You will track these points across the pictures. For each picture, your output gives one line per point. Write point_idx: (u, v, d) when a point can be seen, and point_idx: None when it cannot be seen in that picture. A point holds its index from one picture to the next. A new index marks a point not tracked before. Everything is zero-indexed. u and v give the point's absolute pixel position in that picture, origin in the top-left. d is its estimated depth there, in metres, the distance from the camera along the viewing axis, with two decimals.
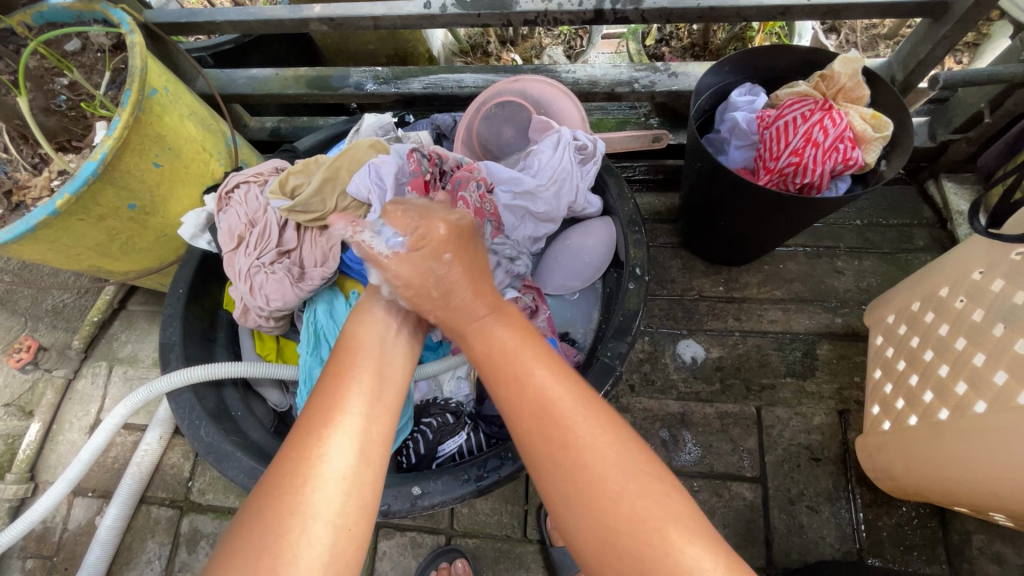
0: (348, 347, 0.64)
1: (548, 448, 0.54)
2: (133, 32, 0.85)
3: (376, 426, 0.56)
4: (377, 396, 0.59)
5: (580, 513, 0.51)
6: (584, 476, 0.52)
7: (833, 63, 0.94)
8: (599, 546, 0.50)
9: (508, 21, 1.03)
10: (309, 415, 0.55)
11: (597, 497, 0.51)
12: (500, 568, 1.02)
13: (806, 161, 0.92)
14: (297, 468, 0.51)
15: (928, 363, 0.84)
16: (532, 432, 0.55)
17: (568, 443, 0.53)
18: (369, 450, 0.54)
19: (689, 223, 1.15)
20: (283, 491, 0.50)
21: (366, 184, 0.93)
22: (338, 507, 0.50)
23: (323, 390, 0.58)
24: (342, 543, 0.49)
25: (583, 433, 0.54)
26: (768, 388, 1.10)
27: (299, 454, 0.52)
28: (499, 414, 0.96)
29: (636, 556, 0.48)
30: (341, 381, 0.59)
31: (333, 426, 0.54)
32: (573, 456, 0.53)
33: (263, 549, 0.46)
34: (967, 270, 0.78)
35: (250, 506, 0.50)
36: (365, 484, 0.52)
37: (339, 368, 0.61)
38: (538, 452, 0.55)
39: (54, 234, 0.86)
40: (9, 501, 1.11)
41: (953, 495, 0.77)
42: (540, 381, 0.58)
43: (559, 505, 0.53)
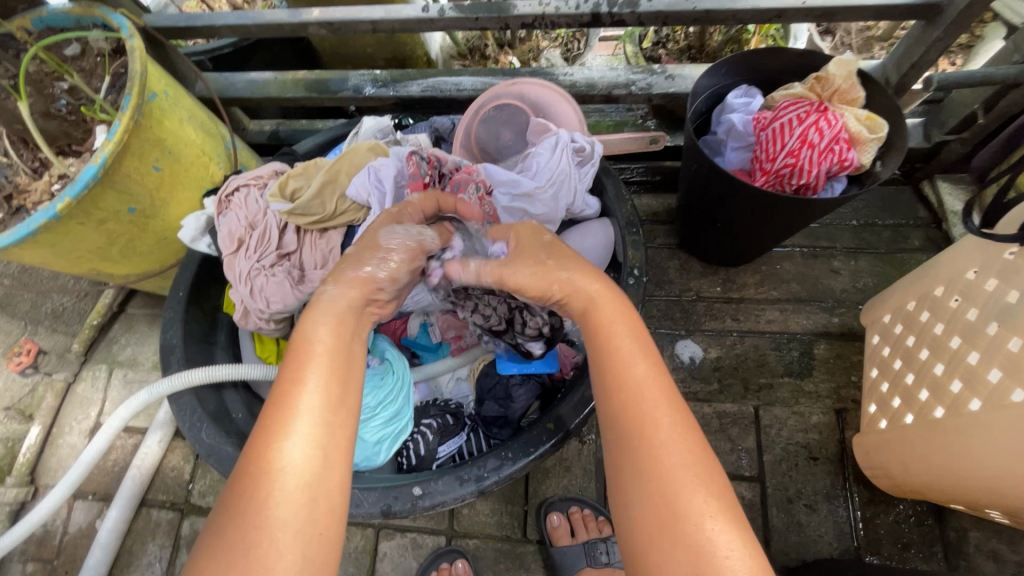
0: (297, 334, 0.59)
1: (624, 413, 0.55)
2: (133, 37, 0.85)
3: (335, 427, 0.53)
4: (337, 392, 0.56)
5: (637, 477, 0.52)
6: (650, 449, 0.52)
7: (827, 66, 0.95)
8: (648, 513, 0.50)
9: (506, 25, 1.04)
10: (264, 421, 0.53)
11: (659, 467, 0.51)
12: (501, 568, 1.02)
13: (802, 162, 0.92)
14: (256, 482, 0.50)
15: (923, 362, 0.85)
16: (608, 388, 0.57)
17: (642, 416, 0.54)
18: (329, 453, 0.52)
19: (686, 224, 1.16)
20: (245, 505, 0.49)
21: (366, 187, 0.95)
22: (304, 515, 0.49)
23: (277, 391, 0.55)
24: (315, 547, 0.49)
25: (657, 413, 0.54)
26: (766, 388, 1.11)
27: (259, 466, 0.50)
28: (499, 416, 0.97)
29: (673, 536, 0.48)
30: (293, 375, 0.55)
31: (288, 432, 0.52)
32: (646, 429, 0.53)
33: (229, 564, 0.46)
34: (961, 269, 0.79)
35: (218, 519, 0.50)
36: (328, 487, 0.51)
37: (291, 361, 0.56)
38: (614, 411, 0.56)
39: (54, 238, 0.86)
40: (10, 504, 1.11)
41: (950, 493, 0.78)
42: (633, 358, 0.58)
43: (617, 469, 0.54)
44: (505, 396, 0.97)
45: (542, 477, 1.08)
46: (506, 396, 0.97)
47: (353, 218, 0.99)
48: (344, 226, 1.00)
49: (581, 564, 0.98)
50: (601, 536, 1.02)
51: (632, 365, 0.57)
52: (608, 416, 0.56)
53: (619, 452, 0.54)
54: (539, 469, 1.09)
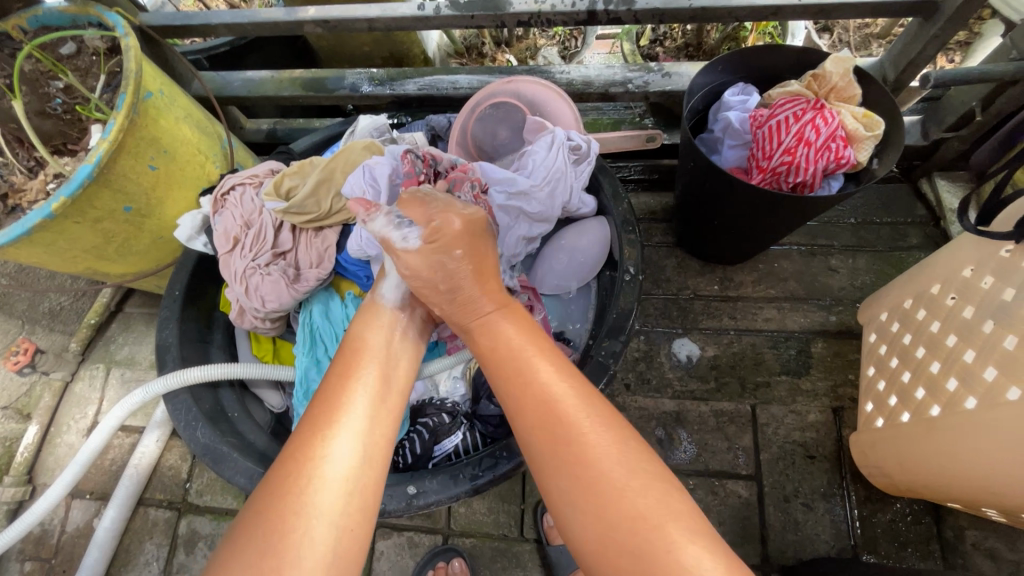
0: (354, 346, 0.67)
1: (546, 434, 0.58)
2: (128, 35, 0.85)
3: (379, 429, 0.58)
4: (382, 397, 0.61)
5: (579, 494, 0.55)
6: (585, 461, 0.55)
7: (824, 63, 0.94)
8: (603, 538, 0.53)
9: (502, 23, 1.03)
10: (313, 417, 0.58)
11: (592, 480, 0.54)
12: (497, 567, 1.02)
13: (798, 160, 0.92)
14: (299, 470, 0.53)
15: (919, 360, 0.85)
16: (534, 417, 0.59)
17: (567, 432, 0.57)
18: (372, 452, 0.57)
19: (683, 222, 1.15)
20: (286, 491, 0.52)
21: (360, 186, 0.94)
22: (341, 507, 0.53)
23: (329, 389, 0.60)
24: (345, 542, 0.52)
25: (584, 427, 0.57)
26: (763, 386, 1.10)
27: (304, 454, 0.54)
28: (494, 414, 0.97)
29: (636, 553, 0.51)
30: (347, 376, 0.62)
31: (336, 427, 0.57)
32: (576, 446, 0.56)
33: (267, 546, 0.49)
34: (957, 267, 0.79)
35: (252, 506, 0.53)
36: (366, 485, 0.55)
37: (344, 367, 0.63)
38: (536, 434, 0.59)
39: (50, 237, 0.86)
40: (7, 503, 1.11)
41: (946, 491, 0.78)
42: (547, 376, 0.62)
43: (559, 491, 0.56)
44: None
45: None
46: (501, 395, 0.98)
47: (348, 217, 0.99)
48: (338, 225, 1.01)
49: (577, 562, 0.98)
50: None
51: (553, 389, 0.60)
52: (530, 442, 0.59)
53: (565, 487, 0.56)
54: None
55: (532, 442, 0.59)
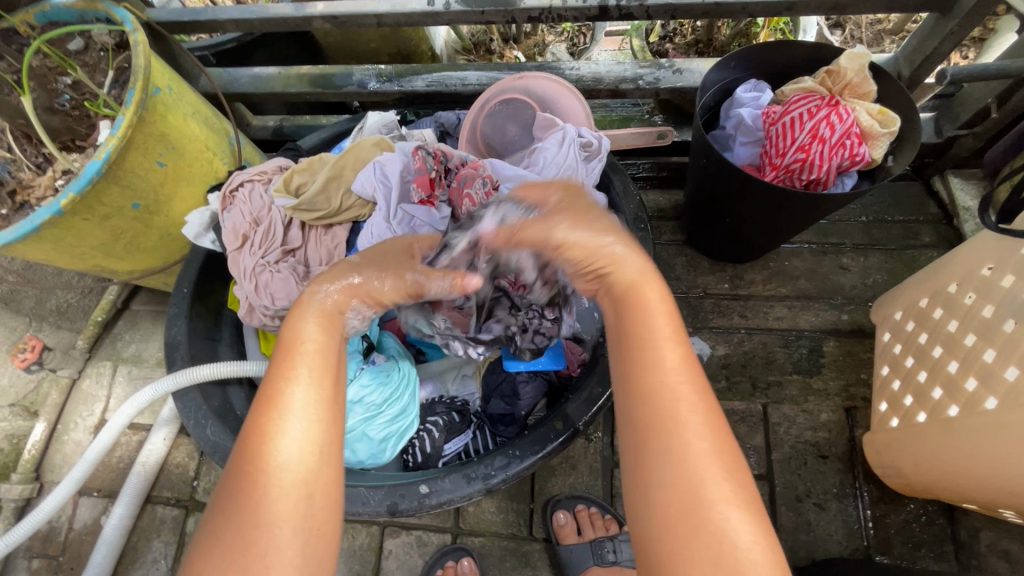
0: (291, 327, 0.56)
1: (652, 410, 0.49)
2: (137, 31, 0.85)
3: (331, 425, 0.51)
4: (330, 388, 0.53)
5: (667, 483, 0.46)
6: (675, 446, 0.47)
7: (839, 59, 0.93)
8: (673, 514, 0.46)
9: (512, 18, 1.02)
10: (252, 424, 0.50)
11: (685, 469, 0.46)
12: (507, 566, 1.02)
13: (813, 157, 0.91)
14: (251, 482, 0.48)
15: (936, 360, 0.84)
16: (638, 396, 0.50)
17: (672, 413, 0.48)
18: (327, 450, 0.50)
19: (693, 220, 1.15)
20: (242, 503, 0.47)
21: (371, 183, 0.94)
22: (302, 511, 0.48)
23: (263, 392, 0.51)
24: (314, 543, 0.48)
25: (688, 410, 0.48)
26: (775, 386, 1.09)
27: (253, 464, 0.48)
28: (505, 413, 0.96)
29: (704, 542, 0.44)
30: (283, 373, 0.52)
31: (280, 429, 0.49)
32: (671, 428, 0.48)
33: (230, 563, 0.45)
34: (975, 266, 0.78)
35: (206, 523, 0.48)
36: (326, 484, 0.50)
37: (282, 356, 0.54)
38: (641, 407, 0.50)
39: (58, 234, 0.85)
40: (15, 500, 1.11)
41: (964, 492, 0.77)
42: (665, 350, 0.52)
43: (642, 474, 0.48)
44: (511, 393, 0.96)
45: (548, 474, 1.07)
46: (512, 393, 0.96)
47: (357, 214, 0.98)
48: (349, 222, 0.99)
49: (589, 562, 0.98)
50: (608, 534, 1.01)
51: (662, 360, 0.51)
52: (631, 413, 0.50)
53: (649, 453, 0.48)
54: (545, 468, 1.08)
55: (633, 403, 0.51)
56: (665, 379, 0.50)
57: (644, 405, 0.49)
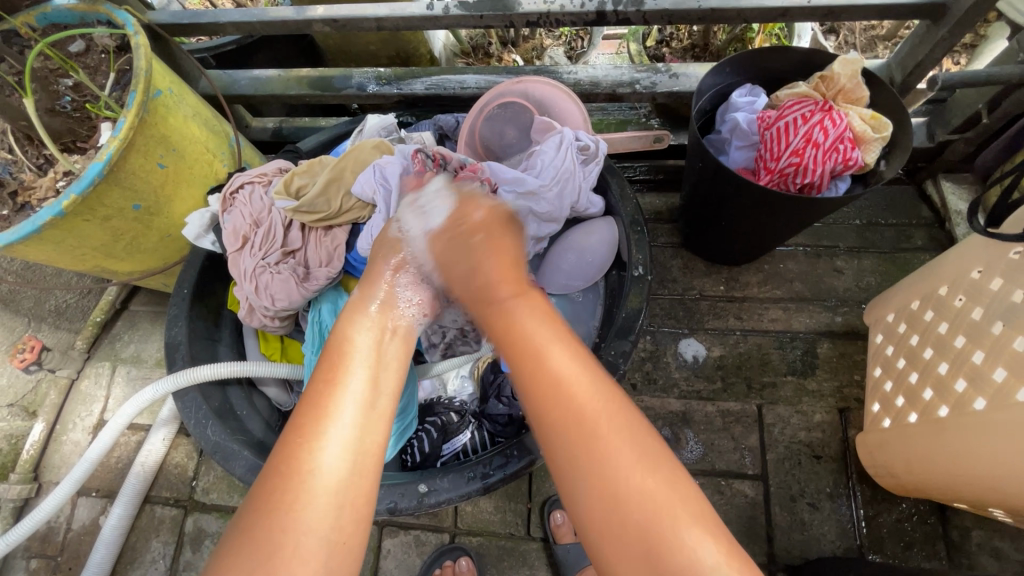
0: (341, 344, 0.63)
1: (564, 419, 0.57)
2: (139, 33, 0.85)
3: (370, 435, 0.56)
4: (372, 397, 0.58)
5: (591, 489, 0.54)
6: (595, 450, 0.55)
7: (832, 65, 0.95)
8: (608, 516, 0.53)
9: (510, 23, 1.04)
10: (298, 423, 0.55)
11: (607, 477, 0.54)
12: (504, 566, 1.03)
13: (806, 161, 0.92)
14: (286, 484, 0.51)
15: (927, 361, 0.85)
16: (554, 412, 0.58)
17: (589, 427, 0.56)
18: (362, 460, 0.54)
19: (690, 223, 1.16)
20: (277, 502, 0.50)
21: (371, 185, 0.95)
22: (332, 520, 0.51)
23: (313, 394, 0.57)
24: (338, 555, 0.50)
25: (599, 418, 0.57)
26: (769, 386, 1.11)
27: (292, 466, 0.52)
28: (503, 413, 0.98)
29: (642, 536, 0.51)
30: (333, 379, 0.59)
31: (322, 435, 0.54)
32: (589, 439, 0.56)
33: (255, 563, 0.47)
34: (965, 269, 0.80)
35: (239, 519, 0.51)
36: (358, 496, 0.53)
37: (329, 370, 0.60)
38: (554, 419, 0.58)
39: (59, 234, 0.86)
40: (13, 500, 1.11)
41: (954, 491, 0.78)
42: (562, 363, 0.61)
43: (571, 482, 0.56)
44: (508, 393, 0.99)
45: (546, 475, 1.08)
46: (509, 394, 1.00)
47: (358, 215, 0.99)
48: (349, 224, 1.00)
49: (584, 561, 0.98)
50: None
51: (569, 381, 0.59)
52: (549, 434, 0.58)
53: (569, 460, 0.56)
54: (542, 468, 1.09)
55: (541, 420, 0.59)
56: (571, 387, 0.59)
57: (559, 421, 0.57)
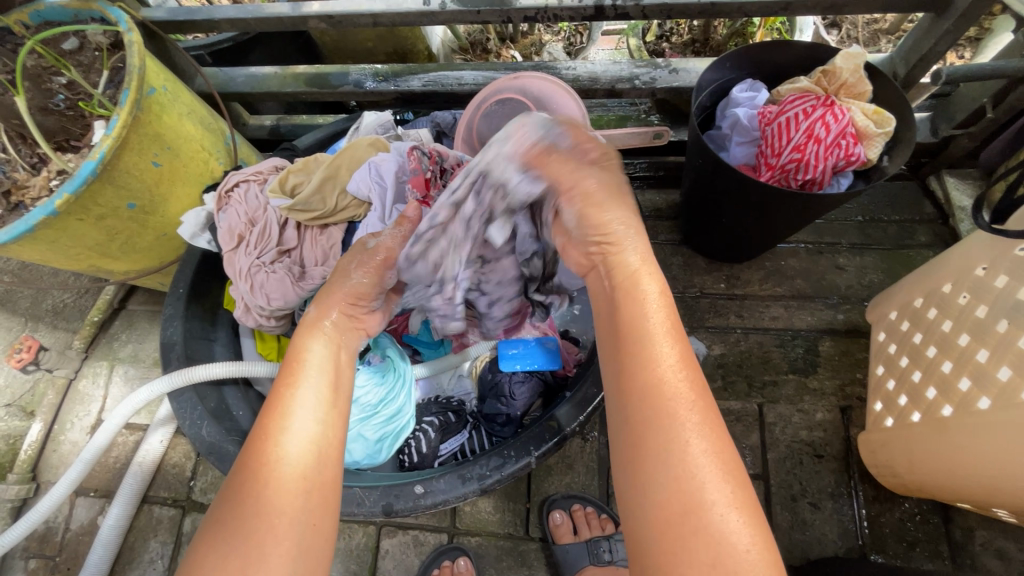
0: (297, 348, 0.61)
1: (649, 410, 0.50)
2: (131, 30, 0.84)
3: (331, 430, 0.55)
4: (334, 394, 0.58)
5: (659, 479, 0.47)
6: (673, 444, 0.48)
7: (834, 59, 0.93)
8: (667, 516, 0.46)
9: (508, 18, 1.02)
10: (261, 420, 0.55)
11: (678, 473, 0.47)
12: (503, 566, 1.02)
13: (808, 157, 0.91)
14: (251, 477, 0.51)
15: (931, 360, 0.84)
16: (637, 383, 0.51)
17: (670, 406, 0.49)
18: (327, 456, 0.54)
19: (690, 220, 1.15)
20: (242, 494, 0.50)
21: (367, 183, 0.94)
22: (302, 506, 0.51)
23: (272, 394, 0.56)
24: (310, 537, 0.50)
25: (686, 396, 0.50)
26: (770, 385, 1.10)
27: (257, 461, 0.52)
28: (501, 414, 0.96)
29: (697, 536, 0.45)
30: (291, 379, 0.58)
31: (285, 430, 0.53)
32: (670, 422, 0.49)
33: (232, 553, 0.47)
34: (970, 266, 0.78)
35: (210, 516, 0.50)
36: (323, 487, 0.53)
37: (289, 369, 0.59)
38: (636, 395, 0.51)
39: (53, 234, 0.85)
40: (11, 501, 1.11)
41: (958, 491, 0.77)
42: (667, 346, 0.53)
43: (638, 468, 0.49)
44: (507, 394, 0.96)
45: (545, 474, 1.08)
46: (507, 394, 0.96)
47: (354, 214, 0.98)
48: (344, 223, 0.99)
49: (583, 561, 0.97)
50: (604, 533, 1.01)
51: (663, 356, 0.52)
52: (626, 402, 0.52)
53: (646, 464, 0.49)
54: (541, 468, 1.08)
55: (627, 412, 0.51)
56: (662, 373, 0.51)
57: (638, 396, 0.51)
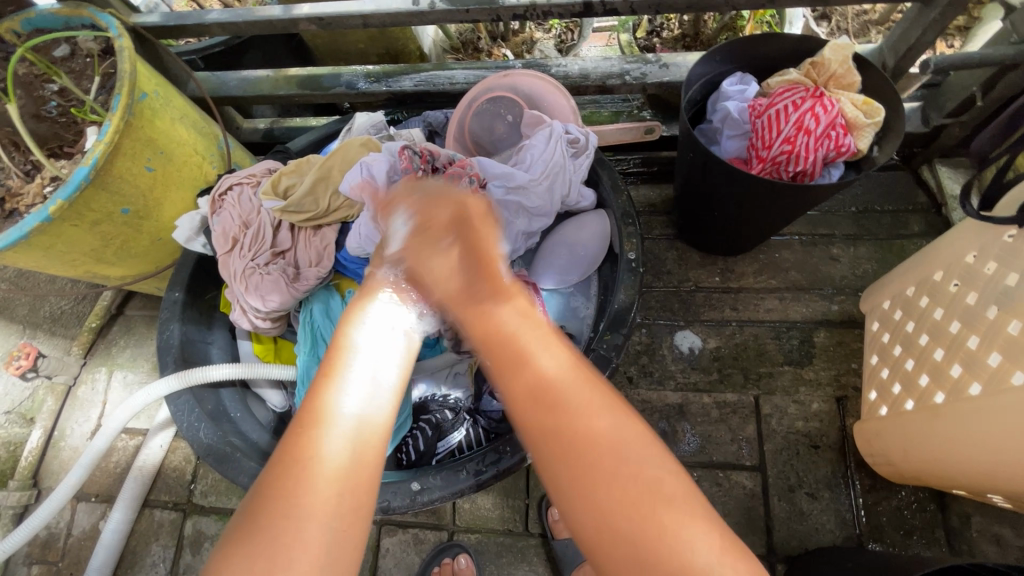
0: (341, 343, 0.63)
1: (559, 435, 0.53)
2: (122, 36, 0.85)
3: (371, 430, 0.56)
4: (375, 393, 0.59)
5: (595, 503, 0.50)
6: (596, 466, 0.51)
7: (823, 50, 0.94)
8: (604, 526, 0.49)
9: (497, 16, 1.03)
10: (302, 416, 0.56)
11: (614, 485, 0.50)
12: (503, 562, 1.02)
13: (798, 149, 0.91)
14: (288, 476, 0.52)
15: (923, 348, 0.84)
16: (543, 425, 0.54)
17: (581, 435, 0.52)
18: (363, 452, 0.55)
19: (683, 214, 1.15)
20: (277, 495, 0.51)
21: (358, 184, 0.94)
22: (334, 511, 0.51)
23: (315, 389, 0.58)
24: (338, 547, 0.50)
25: (593, 418, 0.53)
26: (766, 377, 1.10)
27: (296, 457, 0.53)
28: (497, 410, 0.99)
29: (637, 552, 0.48)
30: (330, 371, 0.60)
31: (325, 427, 0.55)
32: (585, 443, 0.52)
33: (256, 554, 0.47)
34: (960, 253, 0.78)
35: (242, 510, 0.51)
36: (357, 488, 0.53)
37: (329, 364, 0.60)
38: (549, 447, 0.53)
39: (48, 240, 0.85)
40: (13, 507, 1.11)
41: (953, 478, 0.78)
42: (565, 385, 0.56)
43: (566, 487, 0.52)
44: None
45: None
46: None
47: (346, 214, 0.99)
48: (337, 223, 1.00)
49: (581, 556, 0.97)
50: None
51: (573, 400, 0.54)
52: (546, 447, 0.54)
53: (573, 488, 0.51)
54: None
55: (545, 451, 0.54)
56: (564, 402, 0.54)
57: (552, 433, 0.53)
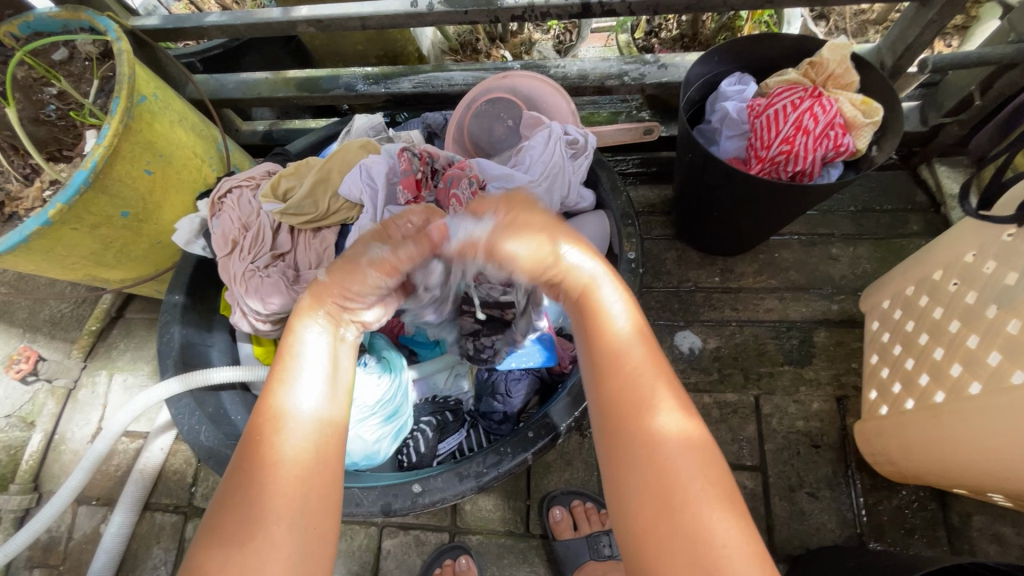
0: (288, 341, 0.59)
1: (617, 399, 0.54)
2: (120, 40, 0.85)
3: (330, 428, 0.55)
4: (332, 388, 0.58)
5: (640, 482, 0.50)
6: (645, 439, 0.52)
7: (821, 50, 0.94)
8: (649, 494, 0.50)
9: (496, 18, 1.03)
10: (257, 417, 0.54)
11: (663, 464, 0.50)
12: (504, 563, 1.02)
13: (798, 149, 0.91)
14: (250, 479, 0.51)
15: (923, 347, 0.84)
16: (610, 391, 0.55)
17: (640, 401, 0.53)
18: (325, 450, 0.54)
19: (683, 215, 1.15)
20: (241, 498, 0.50)
21: (357, 186, 0.94)
22: (303, 511, 0.51)
23: (267, 388, 0.56)
24: (310, 544, 0.51)
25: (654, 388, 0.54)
26: (766, 376, 1.10)
27: (257, 460, 0.52)
28: (498, 412, 0.97)
29: (674, 531, 0.48)
30: (278, 368, 0.57)
31: (281, 428, 0.53)
32: (642, 410, 0.53)
33: (227, 558, 0.47)
34: (959, 252, 0.78)
35: (208, 516, 0.50)
36: (321, 487, 0.53)
37: (276, 365, 0.57)
38: (609, 409, 0.55)
39: (48, 244, 0.85)
40: (14, 511, 1.11)
41: (954, 477, 0.78)
42: (637, 350, 0.56)
43: (614, 452, 0.53)
44: (503, 392, 0.97)
45: (544, 471, 1.08)
46: (505, 392, 0.97)
47: (347, 216, 0.99)
48: (337, 225, 1.00)
49: (583, 557, 0.97)
50: (604, 528, 1.01)
51: (639, 365, 0.55)
52: (609, 420, 0.55)
53: (625, 456, 0.52)
54: (541, 464, 1.09)
55: (602, 403, 0.55)
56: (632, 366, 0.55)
57: (614, 393, 0.54)
